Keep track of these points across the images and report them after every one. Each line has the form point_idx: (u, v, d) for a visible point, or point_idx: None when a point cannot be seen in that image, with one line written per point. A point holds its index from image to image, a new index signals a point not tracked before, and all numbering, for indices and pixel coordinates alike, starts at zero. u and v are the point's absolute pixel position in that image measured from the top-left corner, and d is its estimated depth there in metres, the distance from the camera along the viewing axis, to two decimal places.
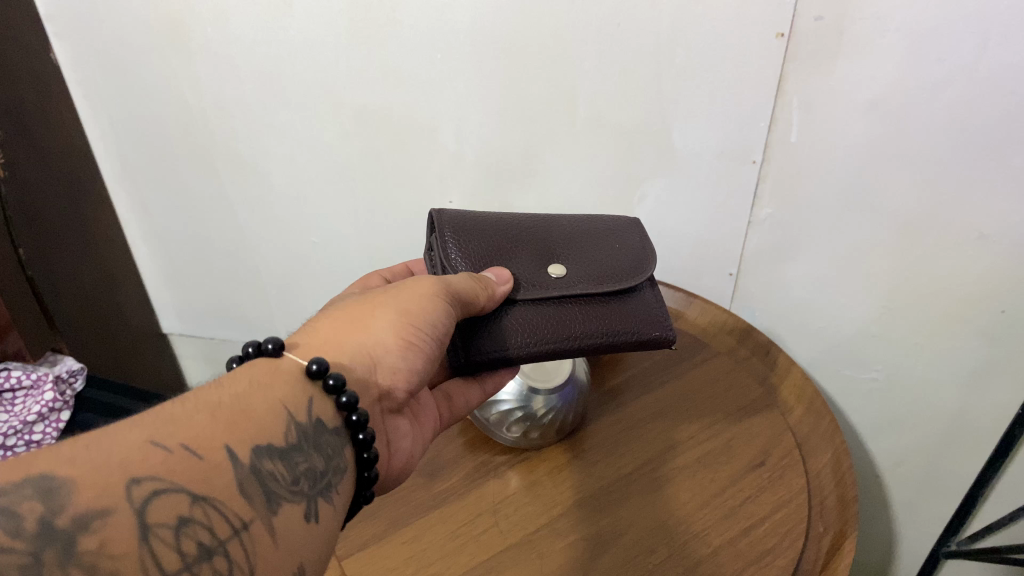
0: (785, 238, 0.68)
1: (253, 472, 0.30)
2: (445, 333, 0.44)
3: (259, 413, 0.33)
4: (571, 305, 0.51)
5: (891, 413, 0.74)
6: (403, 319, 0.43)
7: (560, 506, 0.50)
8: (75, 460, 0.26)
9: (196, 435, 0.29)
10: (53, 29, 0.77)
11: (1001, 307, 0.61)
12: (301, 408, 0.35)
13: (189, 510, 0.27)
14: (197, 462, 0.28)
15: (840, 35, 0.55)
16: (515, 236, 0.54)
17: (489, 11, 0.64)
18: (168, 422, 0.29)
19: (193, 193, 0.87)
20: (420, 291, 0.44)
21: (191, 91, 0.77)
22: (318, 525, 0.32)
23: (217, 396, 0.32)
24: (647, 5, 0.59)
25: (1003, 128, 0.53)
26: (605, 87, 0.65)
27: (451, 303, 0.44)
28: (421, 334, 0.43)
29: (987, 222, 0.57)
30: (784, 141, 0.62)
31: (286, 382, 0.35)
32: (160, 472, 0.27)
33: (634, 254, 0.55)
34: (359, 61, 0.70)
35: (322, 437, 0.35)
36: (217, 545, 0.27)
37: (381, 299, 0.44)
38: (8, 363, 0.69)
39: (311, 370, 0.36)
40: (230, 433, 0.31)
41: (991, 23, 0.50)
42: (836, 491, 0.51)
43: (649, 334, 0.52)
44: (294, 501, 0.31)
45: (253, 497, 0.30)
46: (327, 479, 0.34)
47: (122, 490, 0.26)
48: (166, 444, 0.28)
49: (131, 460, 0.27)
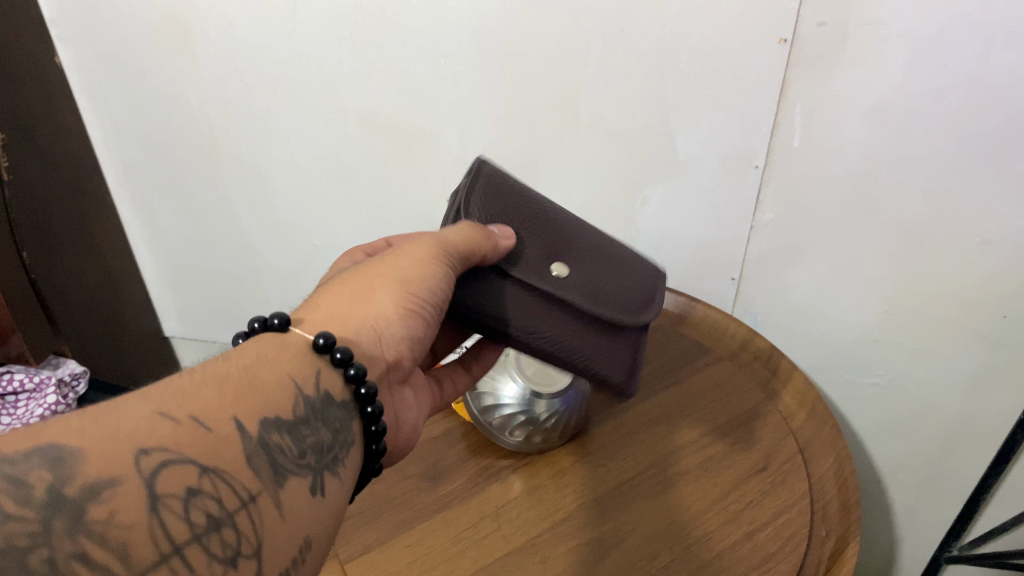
0: (787, 242, 0.68)
1: (261, 445, 0.30)
2: (445, 295, 0.43)
3: (267, 386, 0.32)
4: (554, 309, 0.47)
5: (892, 418, 0.74)
6: (403, 288, 0.41)
7: (563, 510, 0.50)
8: (83, 431, 0.25)
9: (204, 407, 0.29)
10: (57, 32, 0.77)
11: (1003, 313, 0.61)
12: (309, 382, 0.34)
13: (198, 481, 0.26)
14: (206, 435, 0.28)
15: (844, 40, 0.55)
16: (540, 220, 0.50)
17: (493, 15, 0.64)
18: (176, 394, 0.28)
19: (195, 195, 0.87)
20: (418, 254, 0.42)
21: (195, 94, 0.78)
22: (324, 499, 0.32)
23: (224, 369, 0.32)
24: (651, 10, 0.60)
25: (1006, 133, 0.53)
26: (608, 92, 0.66)
27: (451, 263, 0.42)
28: (423, 301, 0.42)
29: (988, 227, 0.58)
30: (786, 146, 0.62)
31: (294, 355, 0.35)
32: (169, 443, 0.26)
33: (634, 298, 0.51)
34: (363, 64, 0.70)
35: (329, 411, 0.34)
36: (225, 517, 0.27)
37: (377, 267, 0.43)
38: (11, 366, 0.69)
39: (319, 344, 0.36)
40: (239, 405, 0.30)
41: (994, 28, 0.50)
42: (839, 495, 0.51)
43: (603, 372, 0.48)
44: (302, 474, 0.31)
45: (261, 469, 0.29)
46: (334, 453, 0.34)
47: (130, 460, 0.25)
48: (175, 415, 0.27)
49: (139, 431, 0.26)
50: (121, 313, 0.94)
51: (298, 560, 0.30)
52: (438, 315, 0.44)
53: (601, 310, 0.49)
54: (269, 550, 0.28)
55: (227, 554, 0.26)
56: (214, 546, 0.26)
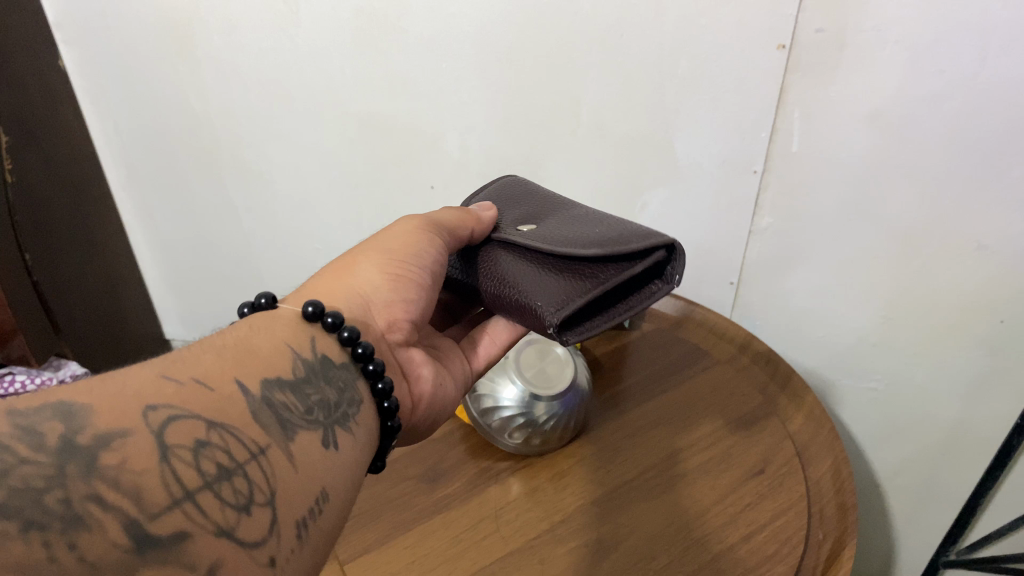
0: (786, 247, 0.68)
1: (264, 402, 0.30)
2: (435, 261, 0.44)
3: (265, 351, 0.33)
4: (527, 263, 0.44)
5: (891, 423, 0.74)
6: (385, 257, 0.43)
7: (562, 512, 0.50)
8: (91, 390, 0.25)
9: (205, 370, 0.29)
10: (62, 36, 0.77)
11: (1000, 318, 0.61)
12: (306, 347, 0.35)
13: (206, 434, 0.27)
14: (209, 393, 0.28)
15: (841, 47, 0.55)
16: (540, 205, 0.52)
17: (495, 20, 0.64)
18: (176, 359, 0.29)
19: (197, 198, 0.88)
20: (399, 231, 0.45)
21: (197, 98, 0.78)
22: (337, 452, 0.33)
23: (221, 339, 0.33)
24: (650, 16, 0.60)
25: (1004, 139, 0.53)
26: (608, 98, 0.66)
27: (435, 233, 0.45)
28: (407, 266, 0.43)
29: (986, 233, 0.58)
30: (784, 150, 0.63)
31: (287, 324, 0.36)
32: (174, 400, 0.27)
33: (624, 235, 0.43)
34: (365, 69, 0.71)
35: (330, 372, 0.35)
36: (236, 467, 0.27)
37: (362, 246, 0.44)
38: (12, 367, 0.69)
39: (308, 312, 0.37)
40: (237, 368, 0.31)
41: (991, 35, 0.50)
42: (836, 498, 0.51)
43: (560, 296, 0.40)
44: (310, 428, 0.32)
45: (267, 423, 0.30)
46: (342, 410, 0.35)
47: (139, 415, 0.25)
48: (177, 376, 0.28)
49: (144, 389, 0.26)
50: (122, 314, 0.94)
51: (315, 511, 0.30)
52: (433, 282, 0.45)
53: (568, 249, 0.43)
54: (284, 498, 0.28)
55: (241, 501, 0.26)
56: (227, 493, 0.26)
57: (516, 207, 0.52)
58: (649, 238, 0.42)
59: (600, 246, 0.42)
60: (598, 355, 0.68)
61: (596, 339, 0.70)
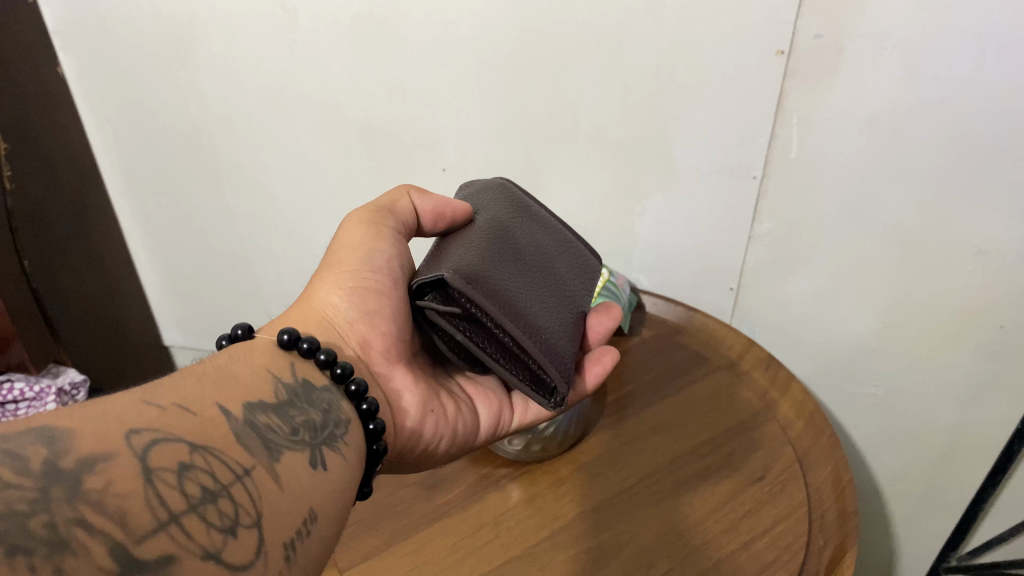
0: (784, 253, 0.68)
1: (247, 425, 0.30)
2: (389, 261, 0.45)
3: (245, 377, 0.33)
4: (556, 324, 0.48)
5: (890, 429, 0.74)
6: (339, 274, 0.43)
7: (561, 519, 0.50)
8: (74, 416, 0.25)
9: (186, 396, 0.29)
10: (61, 43, 0.77)
11: (1001, 324, 0.62)
12: (285, 372, 0.36)
13: (190, 457, 0.27)
14: (191, 417, 0.28)
15: (840, 52, 0.55)
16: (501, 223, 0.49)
17: (494, 27, 0.65)
18: (156, 387, 0.29)
19: (196, 205, 0.88)
20: (347, 243, 0.45)
21: (196, 105, 0.78)
22: (325, 474, 0.32)
23: (201, 369, 0.33)
24: (649, 22, 0.60)
25: (1002, 143, 0.54)
26: (607, 104, 0.66)
27: (380, 244, 0.45)
28: (363, 275, 0.43)
29: (984, 238, 0.59)
30: (783, 156, 0.63)
31: (266, 352, 0.36)
32: (157, 425, 0.27)
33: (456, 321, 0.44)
34: (365, 76, 0.71)
35: (313, 394, 0.36)
36: (220, 488, 0.27)
37: (325, 264, 0.45)
38: (10, 375, 0.69)
39: (284, 340, 0.37)
40: (219, 393, 0.31)
41: (987, 42, 0.51)
42: (836, 505, 0.51)
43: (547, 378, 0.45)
44: (295, 449, 0.32)
45: (251, 445, 0.30)
46: (329, 431, 0.34)
47: (121, 439, 0.25)
48: (158, 402, 0.28)
49: (126, 415, 0.26)
50: (121, 322, 0.94)
51: (304, 533, 0.29)
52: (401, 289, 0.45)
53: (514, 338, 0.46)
54: (271, 521, 0.28)
55: (227, 523, 0.26)
56: (212, 515, 0.25)
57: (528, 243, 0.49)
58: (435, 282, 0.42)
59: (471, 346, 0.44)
60: None
61: None
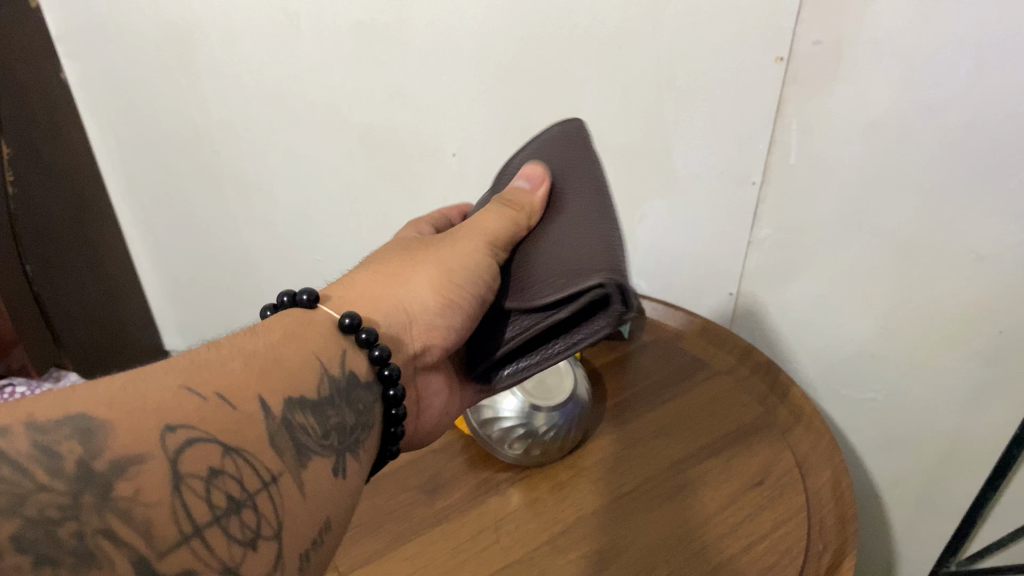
0: (784, 258, 0.69)
1: (284, 425, 0.30)
2: (491, 291, 0.44)
3: (293, 363, 0.33)
4: None
5: (890, 434, 0.74)
6: (441, 274, 0.43)
7: (562, 523, 0.50)
8: (112, 403, 0.25)
9: (229, 385, 0.29)
10: (64, 49, 0.78)
11: (1000, 328, 0.60)
12: (334, 362, 0.35)
13: (220, 461, 0.27)
14: (230, 412, 0.28)
15: (840, 58, 0.57)
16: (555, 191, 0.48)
17: (494, 33, 0.65)
18: (202, 369, 0.29)
19: (198, 210, 0.88)
20: (463, 242, 0.44)
21: (198, 111, 0.78)
22: (344, 480, 0.33)
23: (249, 346, 0.32)
24: (648, 28, 0.60)
25: (1002, 150, 0.53)
26: (608, 110, 0.66)
27: (495, 254, 0.44)
28: (462, 291, 0.42)
29: (982, 244, 0.57)
30: (783, 162, 0.64)
31: (320, 334, 0.36)
32: (194, 421, 0.27)
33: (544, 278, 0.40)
34: (366, 82, 0.71)
35: (353, 391, 0.35)
36: (245, 498, 0.27)
37: (429, 256, 0.44)
38: (12, 378, 0.69)
39: (345, 324, 0.37)
40: (264, 383, 0.31)
41: (986, 48, 0.50)
42: (835, 510, 0.51)
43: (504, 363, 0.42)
44: (324, 454, 0.32)
45: (282, 450, 0.30)
46: (356, 435, 0.35)
47: (156, 437, 0.25)
48: (201, 391, 0.28)
49: (165, 405, 0.26)
50: (121, 326, 0.94)
51: (318, 542, 0.30)
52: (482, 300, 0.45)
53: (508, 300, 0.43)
54: (289, 533, 0.28)
55: (248, 536, 0.26)
56: (235, 527, 0.26)
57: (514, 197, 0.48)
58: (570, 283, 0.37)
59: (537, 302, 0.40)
60: (598, 366, 0.68)
61: (598, 350, 0.70)
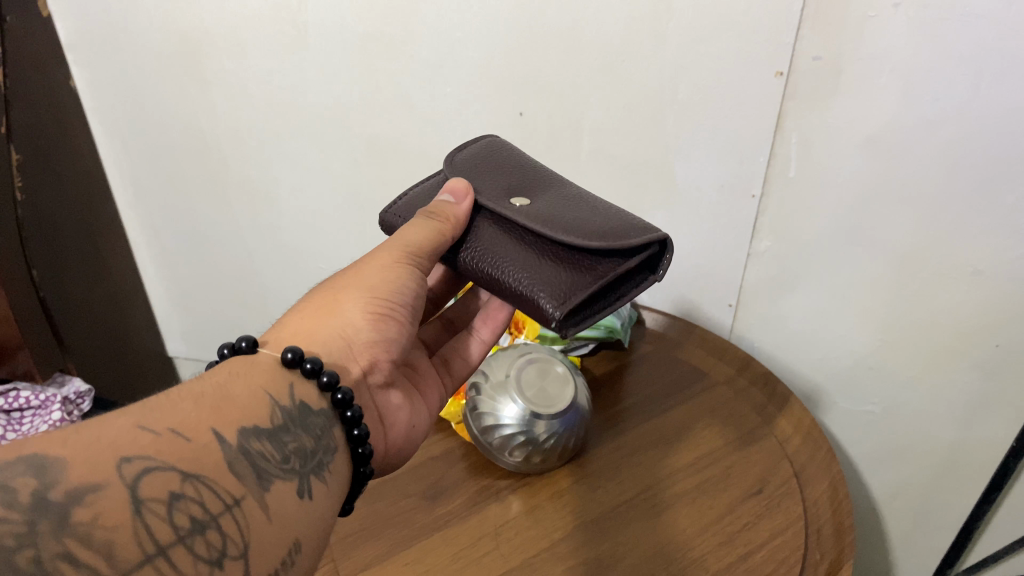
0: (783, 271, 0.69)
1: (241, 452, 0.31)
2: (410, 298, 0.45)
3: (243, 399, 0.33)
4: (533, 252, 0.46)
5: (888, 447, 0.74)
6: (368, 293, 0.44)
7: (560, 531, 0.51)
8: (66, 441, 0.26)
9: (182, 420, 0.30)
10: (74, 57, 0.78)
11: (996, 342, 0.62)
12: (284, 395, 0.36)
13: (181, 487, 0.27)
14: (185, 444, 0.29)
15: (838, 75, 0.57)
16: (528, 172, 0.53)
17: (502, 46, 0.66)
18: (153, 409, 0.30)
19: (204, 218, 0.89)
20: (377, 262, 0.45)
21: (205, 118, 0.79)
22: (312, 502, 0.33)
23: (199, 387, 0.33)
24: (652, 42, 0.61)
25: (998, 165, 0.55)
26: (611, 122, 0.67)
27: (417, 264, 0.46)
28: (385, 303, 0.44)
29: (978, 258, 0.59)
30: (783, 176, 0.64)
31: (266, 371, 0.37)
32: (149, 452, 0.27)
33: (607, 226, 0.46)
34: (375, 92, 0.72)
35: (308, 419, 0.36)
36: (209, 520, 0.28)
37: (342, 280, 0.45)
38: (18, 383, 0.70)
39: (289, 358, 0.37)
40: (217, 417, 0.31)
41: (983, 64, 0.52)
42: (833, 519, 0.52)
43: (544, 298, 0.43)
44: (285, 479, 0.32)
45: (243, 474, 0.30)
46: (318, 458, 0.35)
47: (114, 468, 0.26)
48: (153, 427, 0.29)
49: (119, 441, 0.27)
50: (127, 334, 0.94)
51: (288, 562, 0.31)
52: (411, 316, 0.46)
53: (561, 237, 0.45)
54: (256, 551, 0.29)
55: (213, 555, 0.27)
56: (199, 547, 0.27)
57: (504, 177, 0.52)
58: (645, 232, 0.46)
59: (597, 239, 0.45)
60: (598, 374, 0.68)
61: (597, 359, 0.70)
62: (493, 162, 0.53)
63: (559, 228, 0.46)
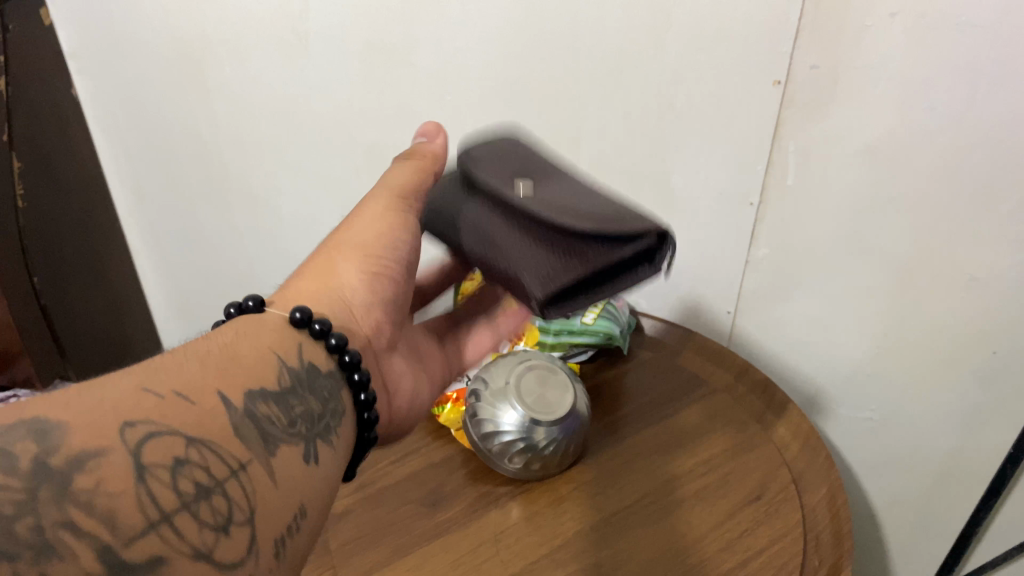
0: (782, 279, 0.69)
1: (247, 416, 0.31)
2: (405, 252, 0.47)
3: (249, 360, 0.34)
4: (526, 238, 0.46)
5: (887, 454, 0.75)
6: (363, 251, 0.45)
7: (561, 537, 0.51)
8: (69, 405, 0.26)
9: (187, 382, 0.30)
10: (77, 65, 0.79)
11: (994, 350, 0.62)
12: (291, 354, 0.36)
13: (184, 451, 0.27)
14: (190, 407, 0.29)
15: (835, 83, 0.57)
16: (533, 163, 0.52)
17: (502, 55, 0.66)
18: (159, 369, 0.30)
19: (205, 225, 0.89)
20: (370, 214, 0.46)
21: (206, 126, 0.80)
22: (317, 465, 0.34)
23: (206, 347, 0.33)
24: (651, 53, 0.62)
25: (994, 180, 0.55)
26: (610, 131, 0.68)
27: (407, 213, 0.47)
28: (381, 261, 0.45)
29: (976, 267, 0.60)
30: (780, 185, 0.64)
31: (273, 331, 0.37)
32: (153, 416, 0.28)
33: (604, 218, 0.46)
34: (377, 102, 0.72)
35: (315, 381, 0.36)
36: (214, 485, 0.28)
37: (339, 238, 0.46)
38: (17, 391, 0.71)
39: (295, 318, 0.38)
40: (222, 380, 0.32)
41: (979, 75, 0.52)
42: (831, 527, 0.53)
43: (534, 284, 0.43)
44: (291, 443, 0.33)
45: (249, 439, 0.30)
46: (325, 422, 0.36)
47: (117, 434, 0.26)
48: (158, 390, 0.29)
49: (123, 404, 0.27)
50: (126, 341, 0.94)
51: (294, 527, 0.31)
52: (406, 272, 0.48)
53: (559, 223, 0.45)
54: (263, 517, 0.29)
55: (218, 520, 0.27)
56: (204, 513, 0.27)
57: (504, 165, 0.51)
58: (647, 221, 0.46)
59: (592, 223, 0.45)
60: (598, 382, 0.68)
61: (596, 366, 0.70)
62: (501, 154, 0.53)
63: (557, 219, 0.46)
